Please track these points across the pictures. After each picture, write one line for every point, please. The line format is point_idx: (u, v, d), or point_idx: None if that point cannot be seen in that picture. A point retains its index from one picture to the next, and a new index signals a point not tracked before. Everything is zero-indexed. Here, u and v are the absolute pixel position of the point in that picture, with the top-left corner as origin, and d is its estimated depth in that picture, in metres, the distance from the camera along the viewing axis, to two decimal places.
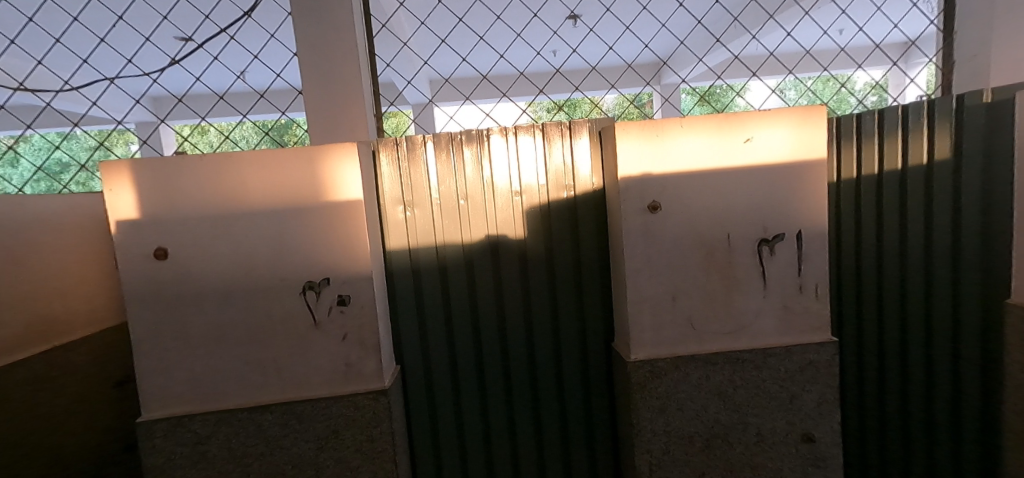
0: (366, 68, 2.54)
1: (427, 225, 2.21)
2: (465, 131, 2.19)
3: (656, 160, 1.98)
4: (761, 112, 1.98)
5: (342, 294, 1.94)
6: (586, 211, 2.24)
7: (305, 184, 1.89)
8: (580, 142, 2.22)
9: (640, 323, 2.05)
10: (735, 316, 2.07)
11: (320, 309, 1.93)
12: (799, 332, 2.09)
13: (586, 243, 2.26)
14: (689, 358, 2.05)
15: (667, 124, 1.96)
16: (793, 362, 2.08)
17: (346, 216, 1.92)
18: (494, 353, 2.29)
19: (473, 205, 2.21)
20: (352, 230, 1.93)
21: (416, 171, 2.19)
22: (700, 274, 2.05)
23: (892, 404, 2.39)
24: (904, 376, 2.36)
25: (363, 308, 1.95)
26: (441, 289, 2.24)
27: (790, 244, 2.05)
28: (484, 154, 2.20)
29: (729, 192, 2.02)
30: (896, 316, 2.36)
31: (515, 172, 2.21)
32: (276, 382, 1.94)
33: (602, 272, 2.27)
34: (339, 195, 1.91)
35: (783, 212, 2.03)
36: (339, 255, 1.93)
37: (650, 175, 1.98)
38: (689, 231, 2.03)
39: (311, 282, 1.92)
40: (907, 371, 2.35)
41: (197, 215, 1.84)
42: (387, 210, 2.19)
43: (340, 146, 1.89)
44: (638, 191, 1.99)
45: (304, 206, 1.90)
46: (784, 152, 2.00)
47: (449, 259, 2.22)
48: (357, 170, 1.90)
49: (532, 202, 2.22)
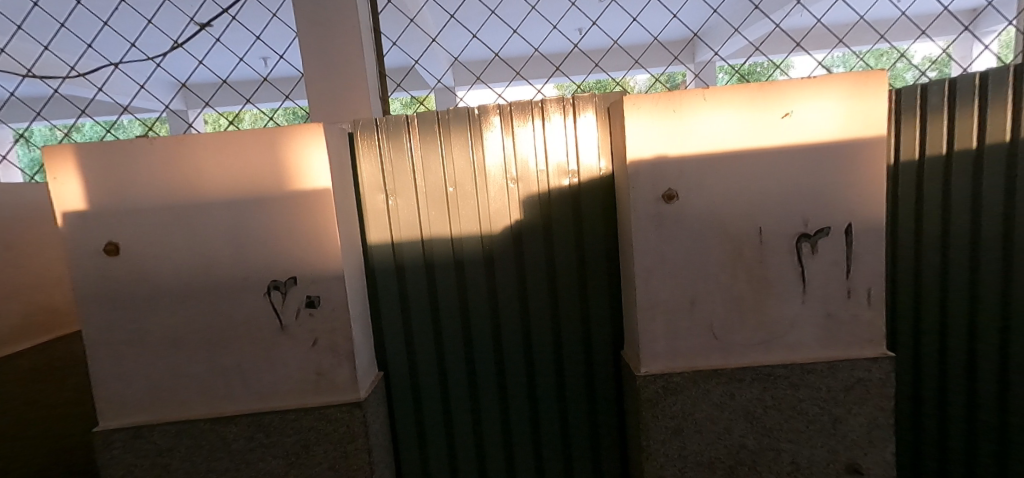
0: (368, 39, 2.26)
1: (411, 215, 1.97)
2: (454, 109, 1.94)
3: (673, 140, 1.68)
4: (802, 80, 1.64)
5: (309, 295, 1.73)
6: (591, 199, 1.96)
7: (266, 170, 1.68)
8: (585, 121, 1.93)
9: (652, 332, 1.76)
10: (767, 324, 1.75)
11: (287, 312, 1.73)
12: (846, 345, 1.74)
13: (591, 237, 1.98)
14: (709, 373, 1.75)
15: (684, 96, 1.66)
16: (839, 380, 1.74)
17: (312, 206, 1.70)
18: (487, 358, 2.05)
19: (462, 193, 1.96)
20: (319, 223, 1.70)
21: (399, 154, 1.95)
22: (723, 274, 1.73)
23: (955, 427, 2.02)
24: (973, 394, 1.99)
25: (334, 310, 1.74)
26: (428, 287, 2.01)
27: (837, 240, 1.70)
28: (476, 135, 1.94)
29: (759, 177, 1.68)
30: (964, 325, 1.97)
31: (510, 156, 1.95)
32: (240, 391, 1.76)
33: (610, 269, 1.99)
34: (305, 183, 1.69)
35: (829, 202, 1.68)
36: (306, 250, 1.72)
37: (665, 157, 1.68)
38: (712, 223, 1.71)
39: (275, 281, 1.72)
40: (975, 389, 1.97)
41: (150, 205, 1.66)
42: (367, 197, 1.97)
43: (304, 127, 1.67)
44: (650, 178, 1.70)
45: (266, 194, 1.69)
46: (832, 128, 1.65)
47: (436, 255, 1.99)
48: (324, 154, 1.68)
49: (530, 190, 1.95)
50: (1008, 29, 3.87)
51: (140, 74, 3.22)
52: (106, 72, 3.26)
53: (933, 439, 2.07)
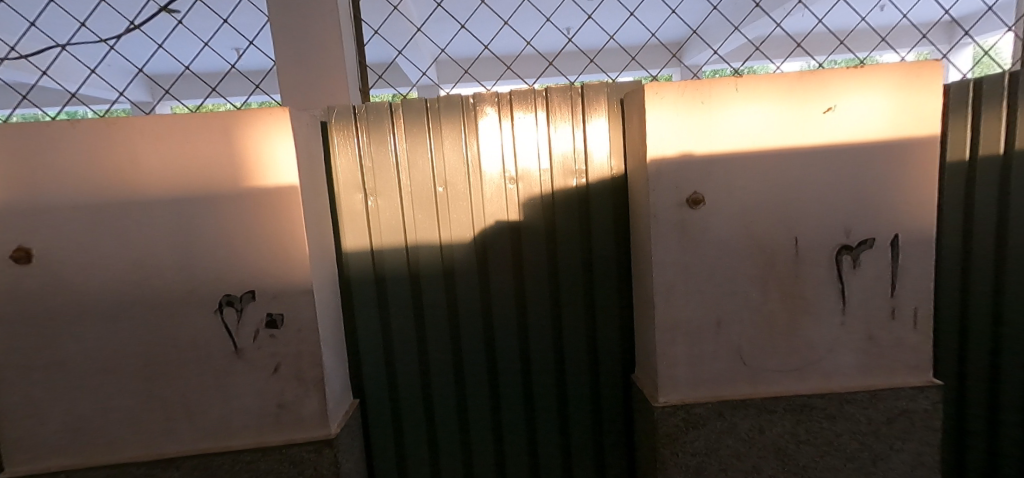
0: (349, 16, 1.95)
1: (394, 218, 1.71)
2: (445, 97, 1.69)
3: (701, 136, 1.45)
4: (848, 70, 1.43)
5: (270, 312, 1.45)
6: (600, 202, 1.73)
7: (220, 162, 1.39)
8: (595, 115, 1.70)
9: (671, 356, 1.54)
10: (801, 348, 1.53)
11: (243, 333, 1.45)
12: (888, 372, 1.54)
13: (599, 248, 1.75)
14: (736, 403, 1.53)
15: (714, 85, 1.43)
16: (880, 412, 1.53)
17: (275, 206, 1.42)
18: (480, 381, 1.79)
19: (453, 194, 1.71)
20: (283, 226, 1.43)
21: (381, 147, 1.69)
22: (754, 291, 1.52)
23: (974, 455, 1.84)
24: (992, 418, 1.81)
25: (301, 331, 1.46)
26: (413, 300, 1.75)
27: (881, 253, 1.49)
28: (470, 127, 1.70)
29: (798, 180, 1.47)
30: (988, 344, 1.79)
31: (509, 153, 1.71)
32: (185, 428, 1.47)
33: (620, 284, 1.76)
34: (267, 178, 1.41)
35: (874, 209, 1.47)
36: (267, 258, 1.44)
37: (691, 155, 1.46)
38: (741, 232, 1.49)
39: (229, 296, 1.43)
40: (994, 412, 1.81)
41: (74, 202, 1.37)
42: (343, 197, 1.70)
43: (267, 112, 1.39)
44: (673, 180, 1.47)
45: (218, 190, 1.40)
46: (880, 125, 1.44)
47: (423, 266, 1.73)
48: (290, 144, 1.40)
49: (530, 191, 1.72)
50: (1010, 35, 3.77)
51: (83, 87, 2.57)
52: (39, 71, 2.61)
53: (950, 466, 1.87)
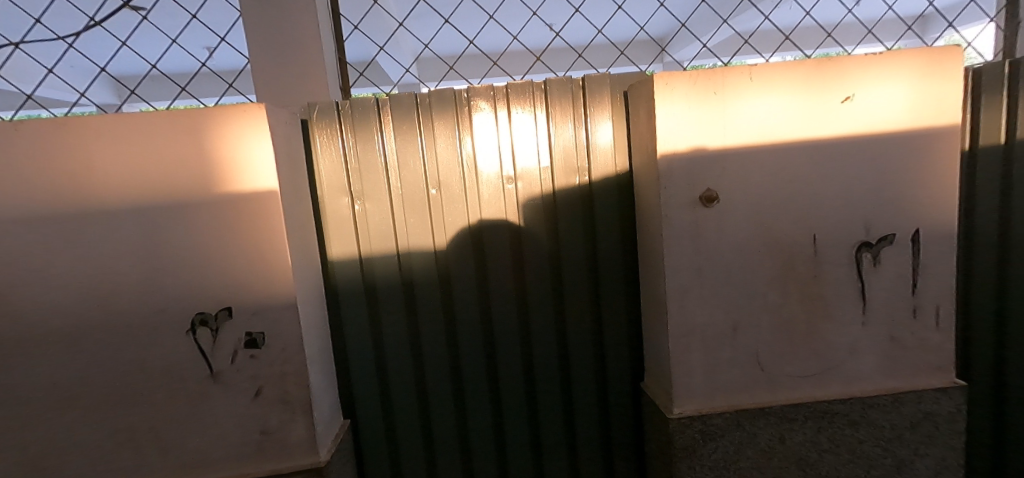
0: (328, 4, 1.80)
1: (384, 223, 1.59)
2: (436, 91, 1.56)
3: (714, 129, 1.36)
4: (866, 57, 1.35)
5: (249, 331, 1.31)
6: (605, 201, 1.63)
7: (189, 165, 1.25)
8: (597, 108, 1.60)
9: (686, 365, 1.44)
10: (821, 352, 1.45)
11: (219, 355, 1.31)
12: (911, 374, 1.47)
13: (604, 251, 1.64)
14: (755, 412, 1.45)
15: (727, 75, 1.34)
16: (904, 416, 1.47)
17: (253, 214, 1.28)
18: (480, 395, 1.68)
19: (448, 196, 1.59)
20: (262, 235, 1.29)
21: (368, 146, 1.56)
22: (771, 292, 1.43)
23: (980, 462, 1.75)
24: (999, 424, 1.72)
25: (284, 350, 1.33)
26: (406, 311, 1.63)
27: (902, 250, 1.42)
28: (464, 124, 1.58)
29: (816, 175, 1.39)
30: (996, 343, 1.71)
31: (506, 150, 1.59)
32: (156, 462, 1.33)
33: (628, 289, 1.67)
34: (243, 183, 1.27)
35: (895, 203, 1.40)
36: (244, 271, 1.30)
37: (704, 150, 1.36)
38: (757, 230, 1.40)
39: (203, 315, 1.29)
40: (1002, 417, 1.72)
41: (22, 215, 1.21)
42: (328, 201, 1.57)
43: (241, 109, 1.25)
44: (685, 177, 1.37)
45: (188, 197, 1.26)
46: (899, 115, 1.36)
47: (416, 275, 1.61)
48: (268, 144, 1.26)
49: (530, 190, 1.61)
50: (995, 27, 3.77)
51: (40, 89, 2.28)
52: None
53: None
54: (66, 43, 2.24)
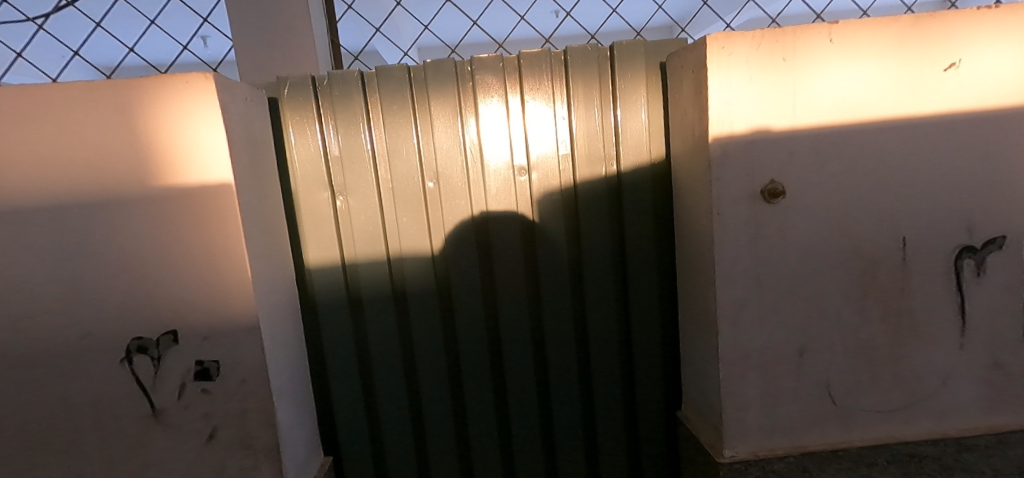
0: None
1: (372, 222, 1.32)
2: (433, 63, 1.29)
3: (782, 105, 1.08)
4: (977, 12, 1.06)
5: (200, 360, 1.05)
6: (636, 196, 1.35)
7: (118, 150, 0.98)
8: (629, 83, 1.32)
9: (741, 397, 1.17)
10: (908, 382, 1.18)
11: (163, 389, 1.05)
12: (1018, 408, 1.19)
13: (635, 257, 1.37)
14: (825, 456, 1.18)
15: (800, 36, 1.07)
16: (1009, 460, 1.19)
17: (202, 212, 1.02)
18: (487, 424, 1.42)
19: (448, 189, 1.32)
20: (214, 239, 1.03)
21: (351, 129, 1.29)
22: (848, 308, 1.15)
23: None
24: None
25: (245, 382, 1.07)
26: (399, 327, 1.36)
27: (1013, 256, 1.14)
28: (468, 102, 1.31)
29: (909, 162, 1.10)
30: None
31: (518, 134, 1.33)
32: None
33: (662, 301, 1.39)
34: (190, 174, 1.00)
35: (1008, 198, 1.12)
36: (194, 285, 1.04)
37: (769, 131, 1.09)
38: (833, 232, 1.13)
39: (141, 341, 1.03)
40: None
41: None
42: (303, 195, 1.30)
43: (183, 81, 0.99)
44: (743, 165, 1.10)
45: (118, 192, 0.99)
46: (1016, 87, 1.08)
47: (410, 286, 1.34)
48: (220, 126, 1.00)
49: (547, 183, 1.34)
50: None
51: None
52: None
53: None
54: (37, 26, 1.63)
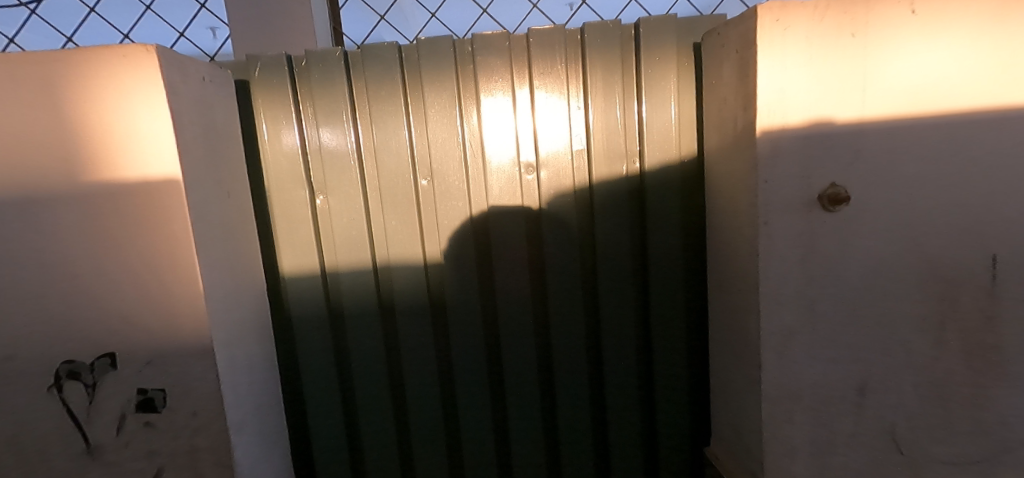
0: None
1: (355, 225, 1.15)
2: (428, 42, 1.11)
3: (850, 92, 0.88)
4: None
5: (144, 388, 0.89)
6: (663, 199, 1.15)
7: (44, 138, 0.82)
8: (656, 67, 1.13)
9: (786, 443, 0.98)
10: (991, 429, 0.98)
11: (100, 421, 0.89)
12: None
13: (659, 271, 1.18)
14: None
15: (874, 7, 0.87)
16: None
17: (143, 213, 0.85)
18: (485, 457, 1.24)
19: (443, 188, 1.15)
20: (158, 246, 0.86)
21: (332, 117, 1.12)
22: (921, 340, 0.95)
23: None
24: None
25: (196, 415, 0.90)
26: (385, 345, 1.19)
27: None
28: (468, 88, 1.13)
29: (1004, 164, 0.90)
30: None
31: (525, 126, 1.14)
32: None
33: (690, 322, 1.20)
34: (128, 166, 0.84)
35: None
36: (134, 300, 0.87)
37: (831, 124, 0.89)
38: (907, 247, 0.93)
39: (72, 364, 0.87)
40: None
41: None
42: (276, 193, 1.13)
43: (119, 54, 0.81)
44: (797, 164, 0.90)
45: (43, 188, 0.83)
46: None
47: (399, 300, 1.17)
48: (164, 111, 0.83)
49: (558, 183, 1.15)
50: None
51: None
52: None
53: None
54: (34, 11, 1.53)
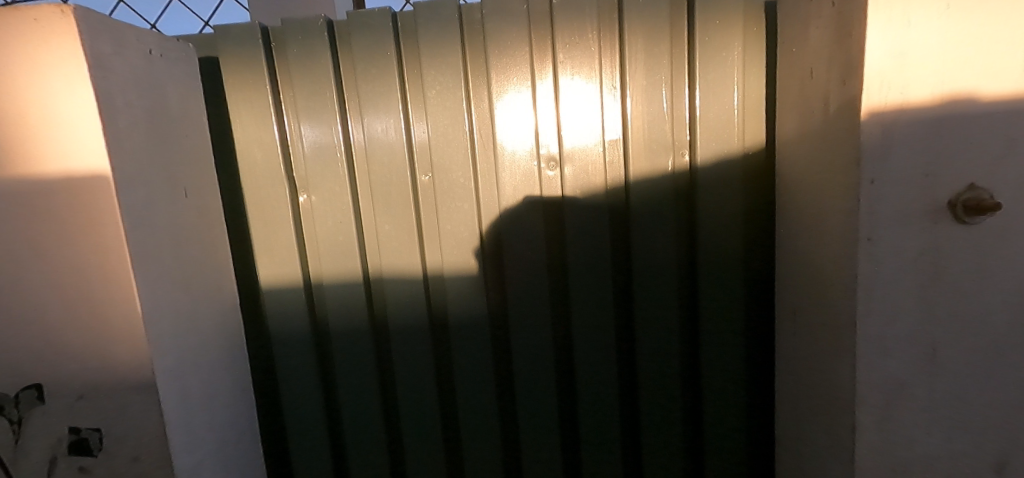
0: None
1: (342, 229, 0.96)
2: (428, 7, 0.91)
3: (1004, 55, 0.62)
4: None
5: (77, 427, 0.74)
6: (718, 201, 0.91)
7: None
8: (715, 33, 0.88)
9: None
10: None
11: (26, 464, 0.74)
12: None
13: (713, 294, 0.93)
14: None
15: None
16: None
17: (67, 218, 0.69)
18: None
19: (445, 186, 0.95)
20: (84, 257, 0.70)
21: (315, 101, 0.93)
22: None
23: None
24: None
25: (138, 460, 0.75)
26: (378, 370, 1.01)
27: None
28: (478, 65, 0.93)
29: None
30: None
31: (546, 111, 0.93)
32: None
33: (751, 355, 0.95)
34: (46, 158, 0.68)
35: None
36: (59, 322, 0.72)
37: (975, 100, 0.63)
38: None
39: None
40: None
41: None
42: (251, 191, 0.95)
43: (29, 17, 0.65)
44: (919, 158, 0.65)
45: None
46: None
47: (392, 319, 0.98)
48: (87, 89, 0.67)
49: (585, 181, 0.93)
50: None
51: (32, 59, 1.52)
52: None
53: None
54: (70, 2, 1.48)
